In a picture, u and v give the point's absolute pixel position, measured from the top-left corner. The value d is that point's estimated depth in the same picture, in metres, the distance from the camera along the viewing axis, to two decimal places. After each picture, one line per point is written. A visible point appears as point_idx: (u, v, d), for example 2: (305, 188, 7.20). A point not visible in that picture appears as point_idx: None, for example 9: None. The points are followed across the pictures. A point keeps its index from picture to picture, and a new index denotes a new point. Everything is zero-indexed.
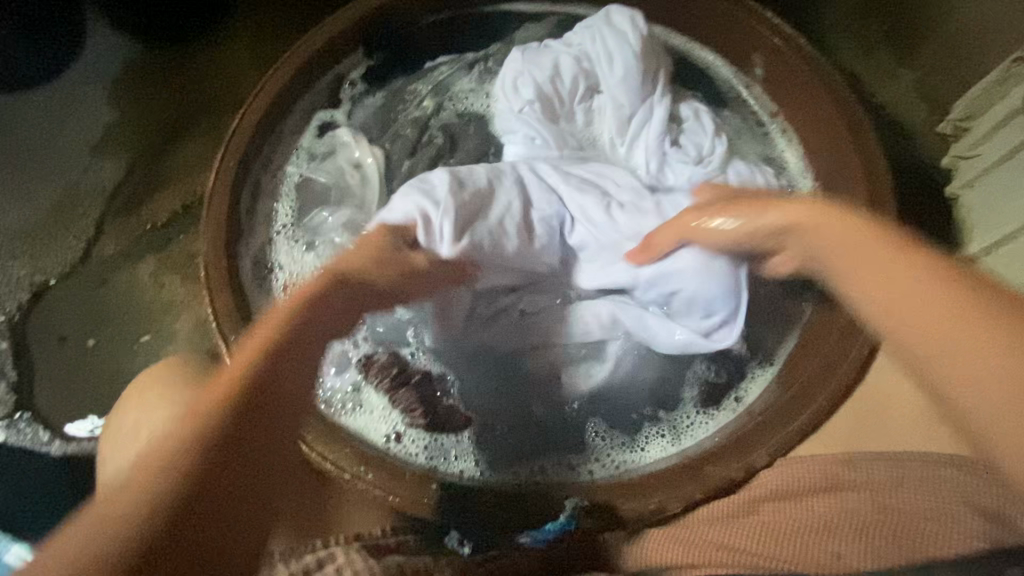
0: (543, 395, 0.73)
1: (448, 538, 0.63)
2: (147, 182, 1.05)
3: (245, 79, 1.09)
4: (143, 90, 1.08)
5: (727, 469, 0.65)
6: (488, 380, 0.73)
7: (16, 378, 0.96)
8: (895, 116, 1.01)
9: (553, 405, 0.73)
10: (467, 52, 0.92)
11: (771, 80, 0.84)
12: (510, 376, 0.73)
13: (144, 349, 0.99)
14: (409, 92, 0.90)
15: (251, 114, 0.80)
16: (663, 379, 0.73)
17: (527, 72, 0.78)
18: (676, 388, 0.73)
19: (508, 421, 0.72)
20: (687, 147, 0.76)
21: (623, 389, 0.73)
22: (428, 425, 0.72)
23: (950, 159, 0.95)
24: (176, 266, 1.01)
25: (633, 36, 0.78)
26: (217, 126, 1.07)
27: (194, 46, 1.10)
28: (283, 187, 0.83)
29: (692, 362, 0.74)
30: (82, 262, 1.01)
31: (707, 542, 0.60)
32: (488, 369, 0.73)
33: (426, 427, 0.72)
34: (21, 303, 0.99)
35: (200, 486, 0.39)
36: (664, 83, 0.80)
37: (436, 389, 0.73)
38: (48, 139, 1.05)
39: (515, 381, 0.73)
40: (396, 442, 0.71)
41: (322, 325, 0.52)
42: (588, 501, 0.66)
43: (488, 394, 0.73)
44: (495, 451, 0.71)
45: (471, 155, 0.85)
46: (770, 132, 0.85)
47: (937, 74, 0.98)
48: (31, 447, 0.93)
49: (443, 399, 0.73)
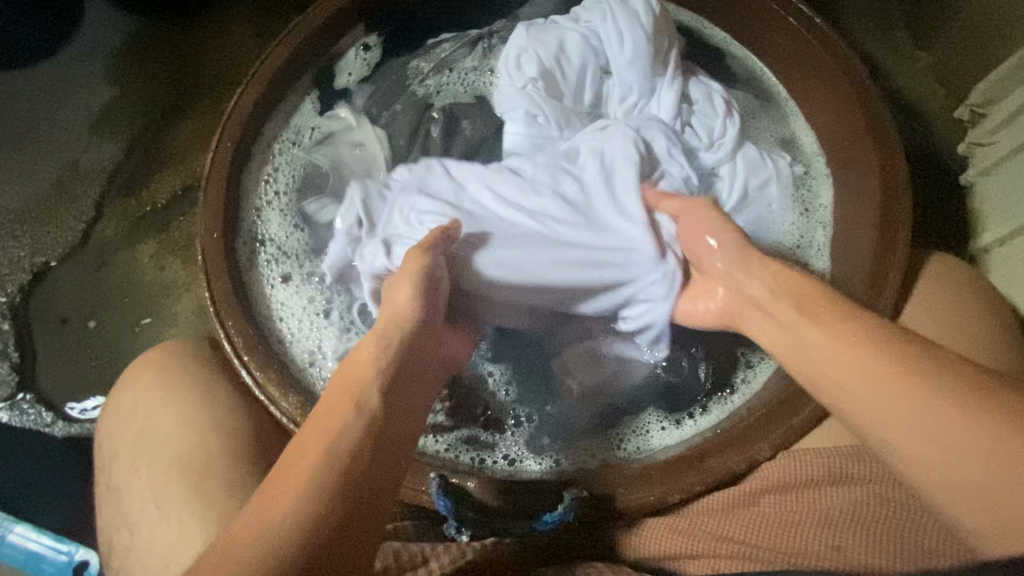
0: (559, 389, 0.72)
1: (447, 526, 0.62)
2: (147, 162, 1.03)
3: (245, 57, 1.07)
4: (140, 70, 1.06)
5: (728, 462, 0.63)
6: (525, 375, 0.72)
7: (18, 359, 0.96)
8: (912, 100, 0.97)
9: (568, 399, 0.71)
10: (470, 29, 0.89)
11: (784, 61, 0.81)
12: (540, 370, 0.72)
13: (146, 331, 0.99)
14: (412, 69, 0.88)
15: (248, 92, 0.77)
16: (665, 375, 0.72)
17: (531, 49, 0.76)
18: (682, 384, 0.72)
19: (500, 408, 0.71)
20: (698, 131, 0.76)
21: (640, 387, 0.72)
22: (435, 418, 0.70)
23: (966, 146, 0.92)
24: (177, 249, 1.01)
25: (646, 15, 0.75)
26: (216, 106, 1.05)
27: (190, 23, 1.07)
28: (279, 161, 0.81)
29: (687, 348, 0.72)
30: (81, 244, 1.00)
31: (706, 534, 0.61)
32: (528, 368, 0.72)
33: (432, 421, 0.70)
34: (22, 285, 0.98)
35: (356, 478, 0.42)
36: (676, 63, 0.78)
37: (483, 393, 0.72)
38: (45, 118, 1.04)
39: (545, 375, 0.72)
40: None
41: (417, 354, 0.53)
42: (587, 491, 0.63)
43: (518, 390, 0.72)
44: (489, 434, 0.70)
45: (470, 139, 0.83)
46: (784, 111, 0.83)
47: (955, 57, 0.95)
48: (35, 428, 0.93)
49: (483, 397, 0.72)
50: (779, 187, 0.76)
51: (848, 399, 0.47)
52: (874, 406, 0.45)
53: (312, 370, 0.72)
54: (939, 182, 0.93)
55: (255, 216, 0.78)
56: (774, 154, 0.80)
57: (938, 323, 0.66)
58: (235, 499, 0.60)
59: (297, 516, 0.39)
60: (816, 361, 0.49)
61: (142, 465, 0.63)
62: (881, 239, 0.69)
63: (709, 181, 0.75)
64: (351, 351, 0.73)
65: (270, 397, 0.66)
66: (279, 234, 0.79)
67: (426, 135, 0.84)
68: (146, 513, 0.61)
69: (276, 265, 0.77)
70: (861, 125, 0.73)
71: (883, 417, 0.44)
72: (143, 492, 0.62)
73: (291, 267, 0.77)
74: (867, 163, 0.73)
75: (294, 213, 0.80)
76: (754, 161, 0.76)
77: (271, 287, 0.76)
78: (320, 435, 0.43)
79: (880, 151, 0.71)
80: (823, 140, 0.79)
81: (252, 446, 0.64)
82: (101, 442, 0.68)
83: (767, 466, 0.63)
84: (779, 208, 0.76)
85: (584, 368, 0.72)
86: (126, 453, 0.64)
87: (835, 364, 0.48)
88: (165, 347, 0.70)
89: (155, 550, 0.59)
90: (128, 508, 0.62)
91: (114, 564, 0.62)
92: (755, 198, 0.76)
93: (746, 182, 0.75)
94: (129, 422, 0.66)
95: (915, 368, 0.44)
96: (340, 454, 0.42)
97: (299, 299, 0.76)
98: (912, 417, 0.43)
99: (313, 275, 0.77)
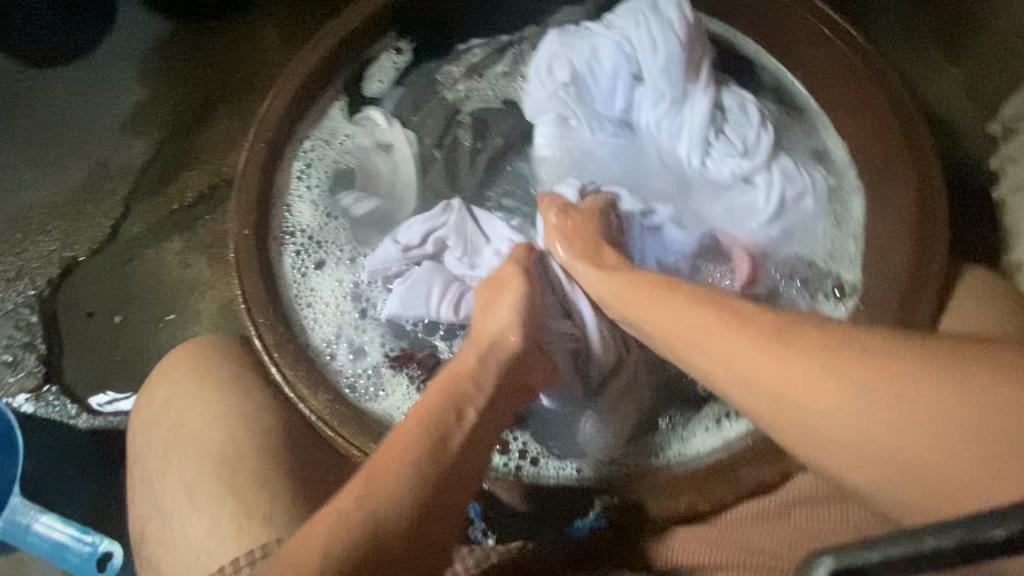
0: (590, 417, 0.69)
1: (472, 529, 0.64)
2: (176, 160, 1.05)
3: (276, 60, 1.09)
4: (172, 69, 1.08)
5: (760, 472, 0.62)
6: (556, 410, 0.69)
7: (45, 351, 0.97)
8: (940, 115, 0.97)
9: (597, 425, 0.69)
10: (501, 34, 0.90)
11: (813, 78, 0.82)
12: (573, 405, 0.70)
13: (170, 327, 1.00)
14: (442, 74, 0.89)
15: (282, 90, 0.77)
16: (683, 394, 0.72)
17: (564, 54, 0.78)
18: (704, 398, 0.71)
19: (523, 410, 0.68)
20: (732, 139, 0.77)
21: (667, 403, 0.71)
22: None
23: (999, 160, 0.90)
24: (203, 246, 1.02)
25: (679, 22, 0.75)
26: (246, 106, 1.07)
27: (223, 25, 1.09)
28: (307, 157, 0.81)
29: None
30: (110, 239, 1.02)
31: (741, 546, 0.59)
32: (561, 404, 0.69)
33: None
34: (51, 278, 1.00)
35: (374, 537, 0.46)
36: (708, 71, 0.78)
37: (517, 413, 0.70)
38: (79, 114, 1.06)
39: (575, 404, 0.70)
40: None
41: (487, 423, 0.58)
42: (618, 498, 0.63)
43: (546, 420, 0.69)
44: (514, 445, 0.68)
45: (500, 143, 0.84)
46: (816, 121, 0.83)
47: (983, 72, 0.95)
48: (59, 420, 0.94)
49: None
50: (815, 199, 0.77)
51: (859, 438, 0.42)
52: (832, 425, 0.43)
53: (333, 360, 0.72)
54: (968, 197, 0.91)
55: (284, 209, 0.78)
56: (807, 165, 0.80)
57: (975, 339, 0.65)
58: (266, 492, 0.61)
59: (330, 551, 0.44)
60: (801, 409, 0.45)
61: (174, 456, 0.64)
62: (917, 248, 0.68)
63: (745, 190, 0.76)
64: (364, 342, 0.74)
65: (299, 394, 0.66)
66: (311, 227, 0.79)
67: (453, 139, 0.85)
68: (178, 502, 0.62)
69: (306, 255, 0.78)
70: (894, 134, 0.73)
71: (880, 451, 0.41)
72: (174, 484, 0.63)
73: (323, 253, 0.78)
74: (902, 177, 0.72)
75: (327, 205, 0.81)
76: (790, 171, 0.77)
77: (300, 275, 0.76)
78: (380, 479, 0.49)
79: (915, 164, 0.70)
80: (855, 149, 0.79)
81: (280, 442, 0.65)
82: (133, 433, 0.69)
83: (799, 480, 0.62)
84: (814, 218, 0.77)
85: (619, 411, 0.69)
86: (158, 446, 0.65)
87: (838, 407, 0.43)
88: (199, 341, 0.71)
89: (187, 540, 0.60)
90: (160, 499, 0.63)
91: (145, 553, 0.63)
92: (791, 207, 0.76)
93: (783, 190, 0.76)
94: (162, 413, 0.67)
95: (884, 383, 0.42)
96: (364, 514, 0.47)
97: (325, 291, 0.76)
98: (903, 434, 0.40)
99: (346, 262, 0.79)
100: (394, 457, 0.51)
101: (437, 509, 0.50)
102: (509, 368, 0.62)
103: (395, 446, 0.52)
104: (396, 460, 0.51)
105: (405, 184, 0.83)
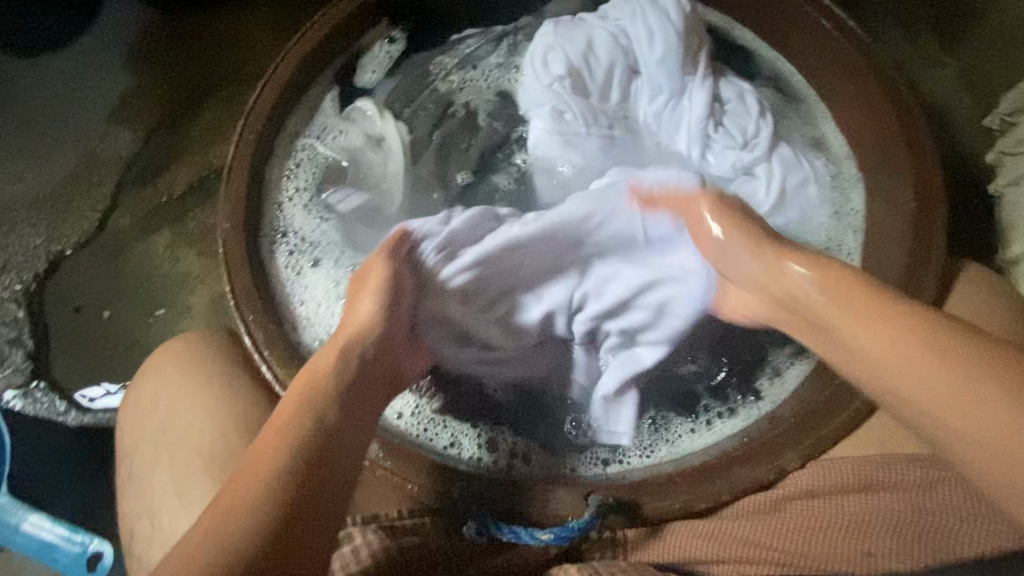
0: (581, 420, 0.70)
1: (466, 527, 0.60)
2: (165, 151, 1.03)
3: (266, 49, 1.06)
4: (159, 59, 1.05)
5: (756, 471, 0.62)
6: (540, 416, 0.71)
7: (33, 347, 0.96)
8: (937, 107, 0.96)
9: (583, 426, 0.70)
10: (495, 25, 0.88)
11: (812, 70, 0.80)
12: (557, 410, 0.71)
13: (159, 322, 0.98)
14: (435, 65, 0.86)
15: (271, 85, 0.76)
16: (673, 394, 0.71)
17: (558, 46, 0.76)
18: (688, 394, 0.71)
19: (493, 406, 0.71)
20: (731, 131, 0.76)
21: (656, 399, 0.71)
22: (464, 421, 0.70)
23: (995, 155, 0.88)
24: (192, 240, 1.01)
25: (676, 14, 0.75)
26: (235, 97, 1.05)
27: (210, 13, 1.07)
28: (296, 150, 0.79)
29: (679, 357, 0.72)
30: (97, 232, 1.00)
31: (730, 537, 0.60)
32: (543, 410, 0.71)
33: (462, 422, 0.70)
34: (38, 272, 0.98)
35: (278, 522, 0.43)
36: (706, 63, 0.77)
37: (501, 414, 0.71)
38: (64, 105, 1.03)
39: (558, 407, 0.71)
40: (403, 419, 0.69)
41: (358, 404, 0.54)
42: (612, 498, 0.61)
43: (531, 423, 0.70)
44: (496, 446, 0.69)
45: (493, 136, 0.83)
46: (816, 112, 0.81)
47: (982, 64, 0.94)
48: (48, 417, 0.91)
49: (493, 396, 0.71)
50: (818, 188, 0.77)
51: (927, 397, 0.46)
52: (896, 370, 0.48)
53: None
54: (965, 191, 0.91)
55: (273, 203, 0.76)
56: (809, 156, 0.79)
57: None
58: None
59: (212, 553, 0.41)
60: (898, 384, 0.48)
61: (162, 456, 0.63)
62: (916, 242, 0.67)
63: (748, 180, 0.75)
64: None
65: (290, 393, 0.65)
66: (302, 221, 0.78)
67: (446, 132, 0.84)
68: (167, 500, 0.61)
69: (299, 255, 0.76)
70: (890, 122, 0.72)
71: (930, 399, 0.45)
72: (163, 485, 0.62)
73: (314, 250, 0.77)
74: (896, 173, 0.71)
75: (318, 207, 0.79)
76: (791, 162, 0.76)
77: (295, 275, 0.75)
78: (256, 466, 0.46)
79: (910, 150, 0.70)
80: (853, 141, 0.77)
81: None
82: (120, 432, 0.67)
83: (795, 476, 0.62)
84: (815, 210, 0.76)
85: (618, 415, 0.68)
86: (146, 445, 0.64)
87: (903, 358, 0.47)
88: (185, 338, 0.70)
89: (175, 541, 0.59)
90: (148, 499, 0.62)
91: (134, 554, 0.62)
92: (793, 199, 0.76)
93: (783, 183, 0.75)
94: (150, 413, 0.66)
95: (965, 345, 0.46)
96: (243, 506, 0.44)
97: (315, 287, 0.75)
98: (971, 402, 0.43)
99: (342, 262, 0.76)
100: (273, 447, 0.47)
101: (327, 479, 0.47)
102: (374, 358, 0.59)
103: (266, 441, 0.48)
104: (264, 455, 0.47)
105: (395, 175, 0.80)
